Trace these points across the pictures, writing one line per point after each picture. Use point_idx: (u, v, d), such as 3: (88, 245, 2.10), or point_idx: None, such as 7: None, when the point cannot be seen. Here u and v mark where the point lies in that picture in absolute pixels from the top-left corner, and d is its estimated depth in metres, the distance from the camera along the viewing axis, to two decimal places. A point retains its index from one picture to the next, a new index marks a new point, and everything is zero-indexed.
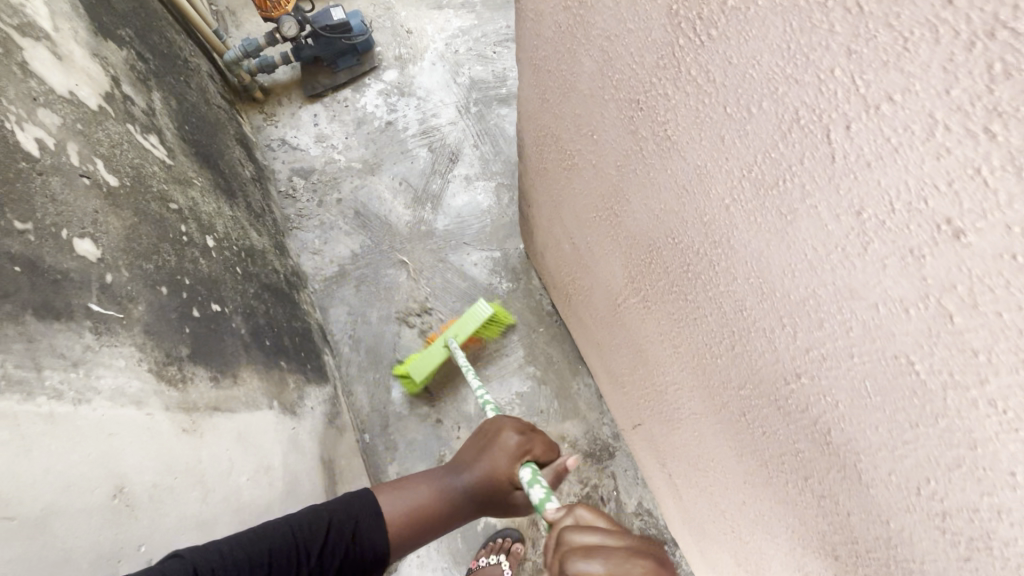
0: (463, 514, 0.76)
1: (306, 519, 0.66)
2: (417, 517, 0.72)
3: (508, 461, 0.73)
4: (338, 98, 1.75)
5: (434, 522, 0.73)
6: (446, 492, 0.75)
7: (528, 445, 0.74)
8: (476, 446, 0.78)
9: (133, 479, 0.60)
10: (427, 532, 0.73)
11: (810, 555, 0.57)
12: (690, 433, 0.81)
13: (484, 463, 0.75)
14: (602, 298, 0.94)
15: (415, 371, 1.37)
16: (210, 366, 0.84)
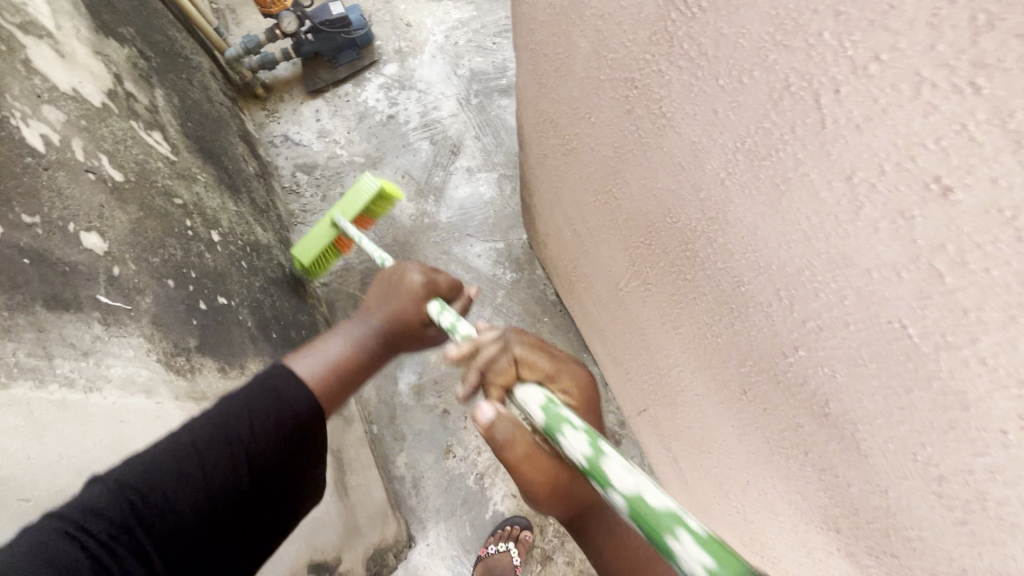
0: (379, 364, 0.72)
1: (232, 414, 0.54)
2: (347, 374, 0.66)
3: (414, 300, 0.74)
4: (339, 93, 1.76)
5: (361, 370, 0.67)
6: (364, 332, 0.70)
7: (433, 280, 0.76)
8: (378, 296, 0.74)
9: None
10: (355, 384, 0.67)
11: (814, 531, 0.58)
12: (693, 416, 0.81)
13: (393, 300, 0.73)
14: (604, 283, 0.94)
15: (301, 254, 1.22)
16: (217, 357, 0.86)
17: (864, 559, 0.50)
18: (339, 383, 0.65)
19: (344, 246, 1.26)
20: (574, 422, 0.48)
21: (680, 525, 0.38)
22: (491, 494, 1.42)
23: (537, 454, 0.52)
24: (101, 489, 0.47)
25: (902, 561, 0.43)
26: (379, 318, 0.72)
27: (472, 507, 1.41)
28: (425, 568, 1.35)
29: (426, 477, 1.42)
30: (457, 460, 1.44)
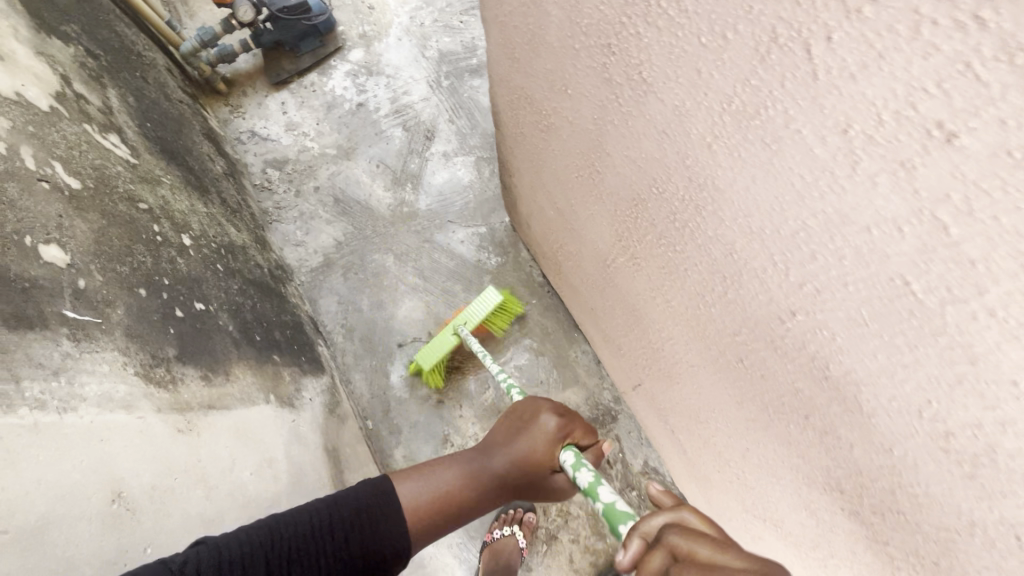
0: (498, 502, 0.69)
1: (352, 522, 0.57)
2: (451, 513, 0.63)
3: (547, 446, 0.69)
4: (305, 84, 1.70)
5: (462, 513, 0.64)
6: (481, 476, 0.66)
7: (569, 427, 0.71)
8: (508, 431, 0.72)
9: (130, 483, 0.59)
10: (462, 521, 0.65)
11: (817, 492, 0.58)
12: (689, 387, 0.81)
13: (521, 442, 0.69)
14: (591, 261, 0.93)
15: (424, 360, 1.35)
16: (200, 364, 0.83)
17: (868, 516, 0.50)
18: (439, 514, 0.62)
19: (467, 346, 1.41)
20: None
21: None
22: None
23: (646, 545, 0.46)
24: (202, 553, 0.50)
25: (906, 515, 0.43)
26: (507, 458, 0.68)
27: None
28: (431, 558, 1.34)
29: None
30: None
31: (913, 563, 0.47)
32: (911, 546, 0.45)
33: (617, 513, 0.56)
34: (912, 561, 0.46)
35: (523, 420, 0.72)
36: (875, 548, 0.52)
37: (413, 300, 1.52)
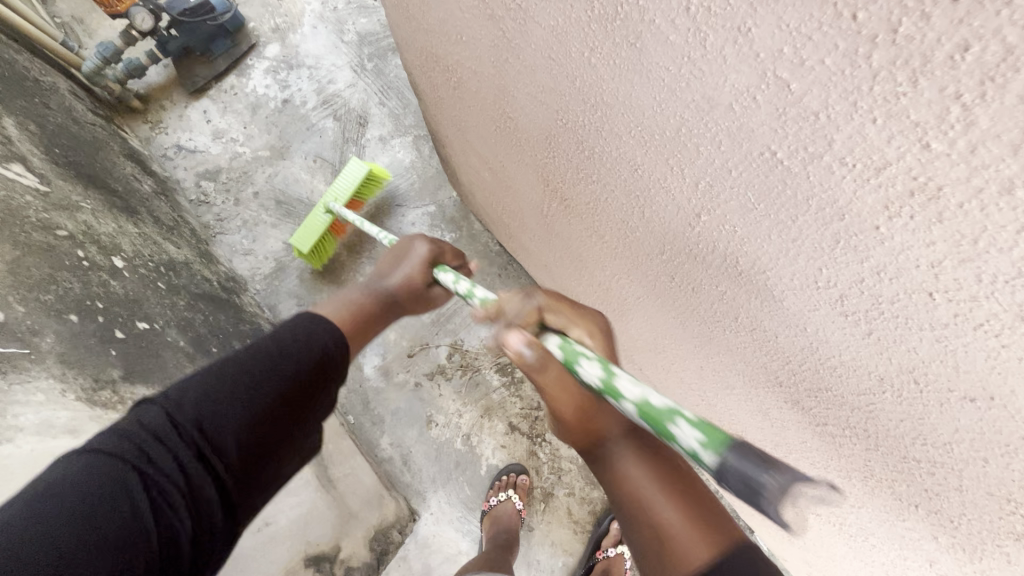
0: (389, 317, 0.82)
1: (268, 349, 0.58)
2: (360, 313, 0.74)
3: (421, 269, 0.83)
4: (224, 88, 1.63)
5: (372, 319, 0.76)
6: (376, 292, 0.80)
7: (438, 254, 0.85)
8: (391, 263, 0.85)
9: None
10: (372, 325, 0.76)
11: (762, 391, 0.60)
12: (641, 320, 0.83)
13: (404, 267, 0.83)
14: (530, 214, 0.93)
15: (299, 242, 1.37)
16: (150, 382, 0.81)
17: (806, 402, 0.52)
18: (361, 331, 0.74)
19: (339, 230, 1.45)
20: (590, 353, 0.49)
21: (711, 441, 0.34)
22: (481, 451, 1.44)
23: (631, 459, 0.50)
24: (156, 411, 0.50)
25: (833, 392, 0.45)
26: (401, 275, 0.83)
27: (465, 467, 1.43)
28: (435, 535, 1.37)
29: (415, 451, 1.42)
30: (440, 428, 1.44)
31: (851, 436, 0.49)
32: (845, 419, 0.48)
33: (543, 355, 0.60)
34: (850, 435, 0.49)
35: (397, 250, 0.87)
36: (819, 432, 0.54)
37: None
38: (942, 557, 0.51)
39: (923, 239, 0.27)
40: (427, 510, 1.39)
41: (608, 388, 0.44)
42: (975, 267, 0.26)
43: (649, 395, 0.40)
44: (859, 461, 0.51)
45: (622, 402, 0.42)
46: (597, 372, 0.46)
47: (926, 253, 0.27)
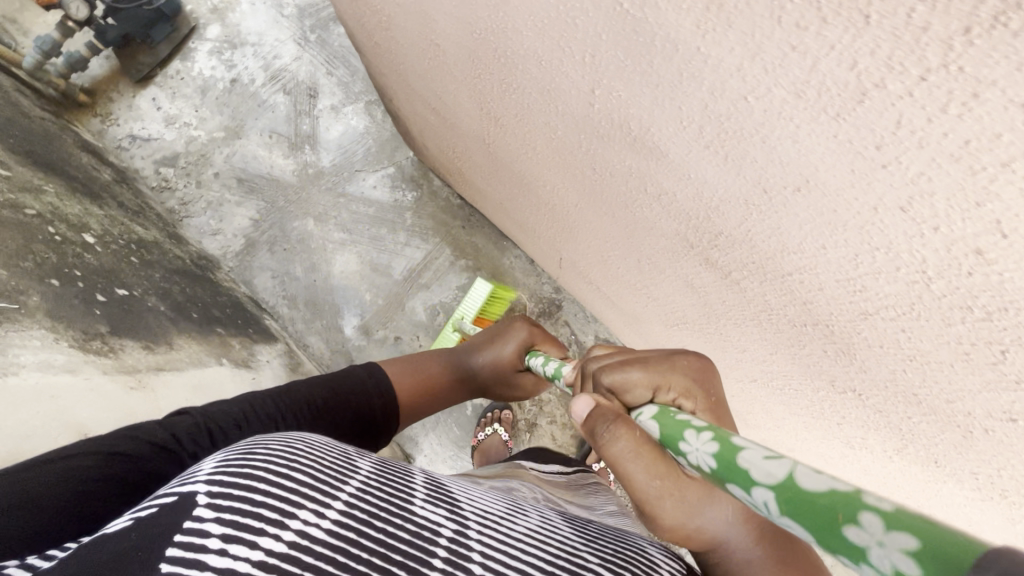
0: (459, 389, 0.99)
1: (321, 388, 0.78)
2: (426, 386, 0.92)
3: (512, 349, 0.99)
4: (170, 74, 1.64)
5: (435, 384, 0.93)
6: (462, 364, 0.99)
7: (531, 337, 1.00)
8: (483, 339, 1.03)
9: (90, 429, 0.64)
10: (437, 399, 0.94)
11: (684, 261, 0.69)
12: (586, 229, 0.91)
13: (495, 349, 1.00)
14: (477, 149, 1.00)
15: None
16: (138, 337, 0.87)
17: (713, 255, 0.61)
18: (420, 394, 0.91)
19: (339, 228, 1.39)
20: (698, 425, 0.45)
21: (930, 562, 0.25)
22: None
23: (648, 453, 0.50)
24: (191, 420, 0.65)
25: (724, 232, 0.54)
26: (488, 357, 1.00)
27: (452, 410, 1.52)
28: None
29: None
30: None
31: (748, 274, 0.58)
32: (740, 258, 0.56)
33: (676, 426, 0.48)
34: (747, 272, 0.57)
35: (495, 330, 1.04)
36: (729, 283, 0.63)
37: (345, 254, 1.56)
38: (835, 369, 0.61)
39: (727, 46, 0.34)
40: (421, 452, 1.48)
41: (726, 466, 0.39)
42: (762, 60, 0.33)
43: (802, 479, 0.32)
44: (759, 297, 0.60)
45: (752, 489, 0.35)
46: (711, 450, 0.41)
47: (734, 60, 0.35)
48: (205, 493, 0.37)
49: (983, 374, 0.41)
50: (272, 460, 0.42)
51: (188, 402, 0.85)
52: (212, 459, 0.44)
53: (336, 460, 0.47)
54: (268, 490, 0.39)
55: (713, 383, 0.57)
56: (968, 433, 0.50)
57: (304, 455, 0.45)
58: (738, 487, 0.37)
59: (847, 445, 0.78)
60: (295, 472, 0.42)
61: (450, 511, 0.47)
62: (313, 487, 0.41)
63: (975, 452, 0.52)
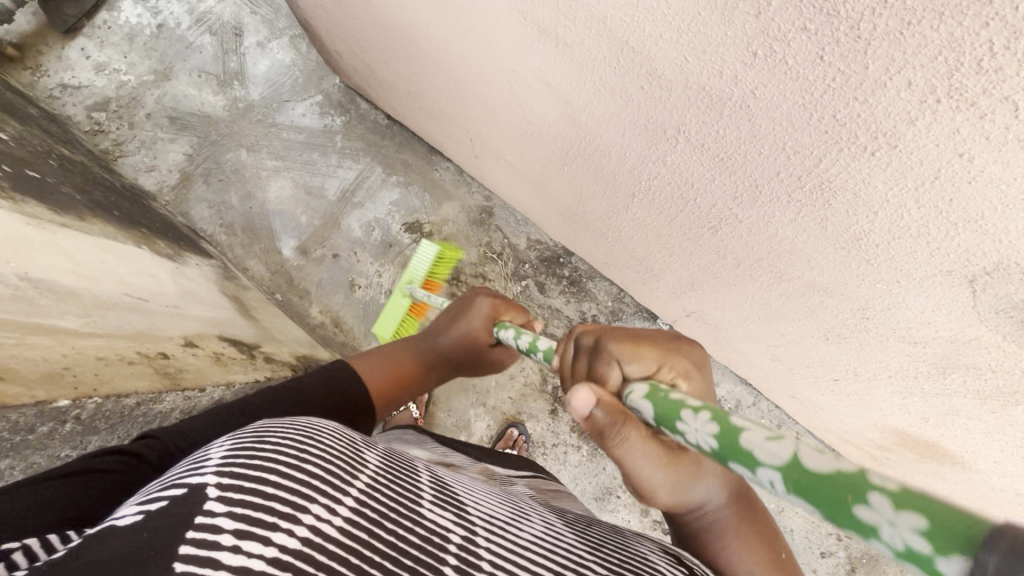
0: (435, 372, 0.96)
1: (298, 380, 0.74)
2: (399, 372, 0.90)
3: (482, 325, 0.95)
4: (97, 24, 1.68)
5: (400, 377, 0.90)
6: (434, 347, 0.95)
7: (495, 310, 0.95)
8: (449, 316, 0.98)
9: (54, 321, 0.63)
10: (410, 384, 0.91)
11: (530, 48, 0.74)
12: (468, 74, 0.97)
13: (463, 325, 0.95)
14: (368, 19, 1.06)
15: (382, 330, 1.37)
16: (44, 202, 0.91)
17: (538, 15, 0.67)
18: (391, 381, 0.88)
19: (421, 312, 1.40)
20: (690, 405, 0.46)
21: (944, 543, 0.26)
22: None
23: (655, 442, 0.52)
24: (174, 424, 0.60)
25: None
26: (457, 335, 0.95)
27: None
28: None
29: (344, 314, 1.54)
30: (364, 289, 1.55)
31: (565, 21, 0.64)
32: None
33: (674, 414, 0.47)
34: (561, 17, 0.64)
35: (463, 305, 0.98)
36: (562, 48, 0.69)
37: (280, 180, 1.60)
38: (657, 110, 0.66)
39: None
40: None
41: (727, 448, 0.41)
42: None
43: (810, 461, 0.34)
44: (582, 48, 0.66)
45: (755, 470, 0.38)
46: (709, 432, 0.43)
47: None
48: (214, 485, 0.33)
49: (714, 5, 0.47)
50: (282, 447, 0.38)
51: (97, 252, 0.88)
52: (213, 444, 0.40)
53: (346, 448, 0.42)
54: (278, 482, 0.35)
55: (698, 353, 0.59)
56: (746, 110, 0.56)
57: (316, 440, 0.41)
58: (742, 466, 0.40)
59: (711, 231, 0.84)
60: (306, 462, 0.37)
61: (460, 515, 0.44)
62: (324, 480, 0.37)
63: (762, 138, 0.58)
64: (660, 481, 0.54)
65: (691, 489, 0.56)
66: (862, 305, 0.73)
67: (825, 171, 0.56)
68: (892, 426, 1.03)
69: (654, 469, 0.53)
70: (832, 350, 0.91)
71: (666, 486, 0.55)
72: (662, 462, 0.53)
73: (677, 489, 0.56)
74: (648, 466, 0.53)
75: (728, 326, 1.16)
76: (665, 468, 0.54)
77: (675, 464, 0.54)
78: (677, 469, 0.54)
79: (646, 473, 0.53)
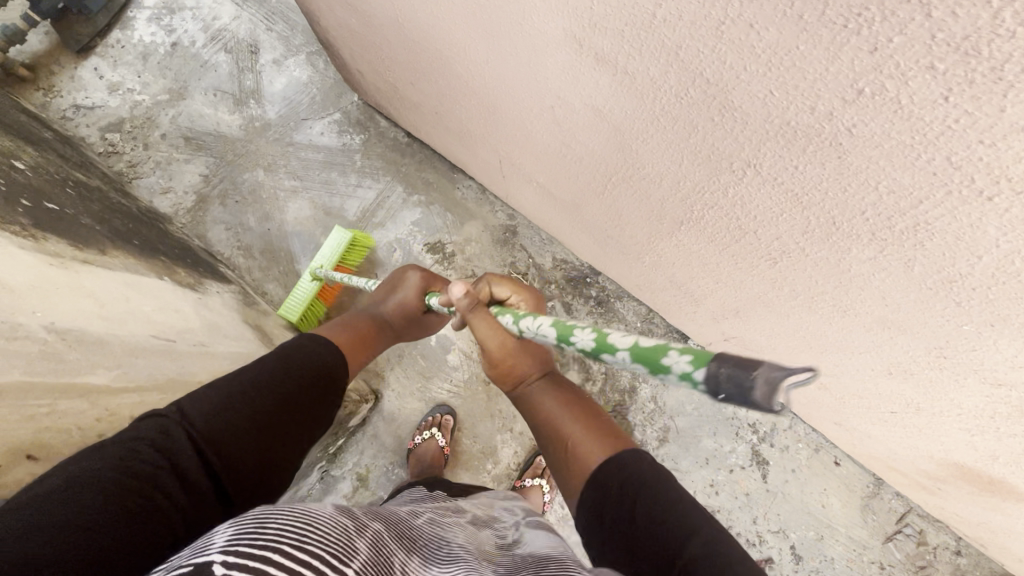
0: (387, 340, 0.92)
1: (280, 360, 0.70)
2: (358, 337, 0.84)
3: (414, 293, 0.94)
4: (110, 44, 1.65)
5: (360, 342, 0.85)
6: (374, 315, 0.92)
7: (430, 279, 0.95)
8: (383, 289, 0.96)
9: (88, 377, 0.61)
10: (370, 350, 0.86)
11: (582, 74, 0.70)
12: (503, 97, 0.93)
13: (399, 295, 0.94)
14: (398, 40, 1.03)
15: (288, 310, 1.35)
16: (65, 237, 0.87)
17: (596, 42, 0.63)
18: (354, 346, 0.82)
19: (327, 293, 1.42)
20: (580, 325, 0.54)
21: (698, 363, 0.39)
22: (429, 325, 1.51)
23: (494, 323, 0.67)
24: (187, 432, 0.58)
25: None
26: (395, 302, 0.94)
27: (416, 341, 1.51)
28: (400, 408, 1.48)
29: None
30: None
31: (629, 50, 0.60)
32: (614, 27, 0.58)
33: (563, 330, 0.56)
34: (624, 46, 0.60)
35: (389, 282, 0.97)
36: (620, 76, 0.65)
37: (298, 201, 1.57)
38: (726, 143, 0.62)
39: None
40: (389, 387, 1.49)
41: (599, 347, 0.50)
42: None
43: (641, 342, 0.46)
44: (645, 77, 0.62)
45: (616, 353, 0.48)
46: (589, 340, 0.52)
47: None
48: (220, 563, 0.33)
49: (819, 41, 0.43)
50: (284, 533, 0.37)
51: (122, 290, 0.84)
52: (216, 531, 0.39)
53: (340, 537, 0.42)
54: (280, 563, 0.34)
55: (534, 294, 0.84)
56: (838, 148, 0.51)
57: (315, 528, 0.40)
58: (608, 356, 0.50)
59: (769, 263, 0.80)
60: (305, 547, 0.37)
61: None
62: (319, 565, 0.36)
63: (852, 176, 0.53)
64: (498, 347, 0.68)
65: (518, 357, 0.69)
66: (942, 344, 0.68)
67: (925, 213, 0.51)
68: (952, 460, 0.98)
69: (497, 342, 0.67)
70: (895, 385, 0.86)
71: (504, 350, 0.68)
72: (502, 336, 0.67)
73: (511, 357, 0.68)
74: (488, 334, 0.67)
75: (773, 354, 1.11)
76: (505, 338, 0.67)
77: (507, 339, 0.68)
78: (510, 344, 0.68)
79: (491, 343, 0.67)
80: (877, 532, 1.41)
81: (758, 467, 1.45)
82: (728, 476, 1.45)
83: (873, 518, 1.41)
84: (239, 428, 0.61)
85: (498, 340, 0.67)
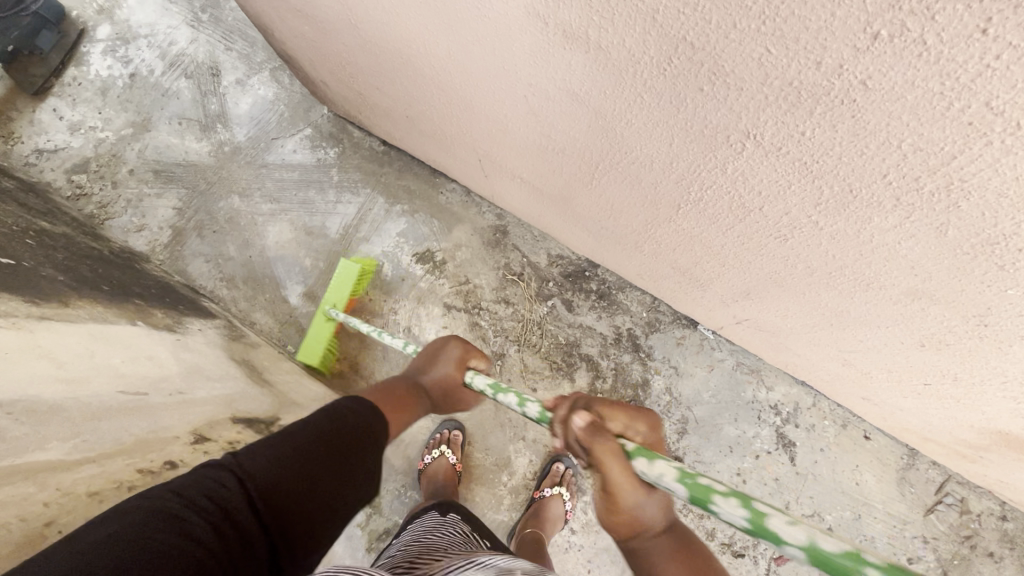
0: (422, 410, 0.87)
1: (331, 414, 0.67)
2: (397, 408, 0.80)
3: (454, 368, 0.87)
4: (66, 82, 1.59)
5: (398, 417, 0.80)
6: (414, 386, 0.87)
7: (467, 355, 0.89)
8: (423, 359, 0.92)
9: (37, 452, 0.56)
10: (406, 420, 0.82)
11: (552, 55, 0.63)
12: (472, 91, 0.87)
13: (439, 367, 0.88)
14: (355, 43, 0.96)
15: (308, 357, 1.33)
16: (20, 293, 0.81)
17: (562, 16, 0.56)
18: (390, 413, 0.78)
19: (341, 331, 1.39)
20: (722, 487, 0.51)
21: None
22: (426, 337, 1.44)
23: (622, 462, 0.58)
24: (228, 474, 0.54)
25: None
26: (437, 375, 0.88)
27: None
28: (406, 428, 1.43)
29: (364, 359, 1.43)
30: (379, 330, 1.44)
31: (600, 21, 0.53)
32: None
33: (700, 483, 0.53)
34: (595, 17, 0.53)
35: (430, 349, 0.92)
36: (595, 53, 0.58)
37: (278, 224, 1.50)
38: (720, 115, 0.55)
39: None
40: None
41: (756, 525, 0.48)
42: None
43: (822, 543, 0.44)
44: (623, 51, 0.55)
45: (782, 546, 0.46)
46: (742, 514, 0.49)
47: None
48: None
49: None
50: None
51: (88, 344, 0.78)
52: None
53: None
54: None
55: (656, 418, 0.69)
56: (851, 106, 0.44)
57: None
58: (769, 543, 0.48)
59: (779, 240, 0.73)
60: None
61: None
62: None
63: (869, 137, 0.46)
64: (630, 497, 0.59)
65: (649, 509, 0.60)
66: (981, 311, 0.62)
67: (959, 169, 0.44)
68: (994, 429, 0.91)
69: (624, 480, 0.58)
70: (927, 356, 0.80)
71: (634, 501, 0.59)
72: (632, 479, 0.59)
73: (644, 512, 0.60)
74: (623, 489, 0.59)
75: (789, 333, 1.04)
76: (628, 480, 0.59)
77: (638, 489, 0.59)
78: (643, 492, 0.60)
79: (625, 492, 0.59)
80: (916, 505, 1.34)
81: (785, 450, 1.38)
82: (754, 462, 1.38)
83: (910, 490, 1.35)
84: (280, 483, 0.56)
85: (627, 484, 0.59)
